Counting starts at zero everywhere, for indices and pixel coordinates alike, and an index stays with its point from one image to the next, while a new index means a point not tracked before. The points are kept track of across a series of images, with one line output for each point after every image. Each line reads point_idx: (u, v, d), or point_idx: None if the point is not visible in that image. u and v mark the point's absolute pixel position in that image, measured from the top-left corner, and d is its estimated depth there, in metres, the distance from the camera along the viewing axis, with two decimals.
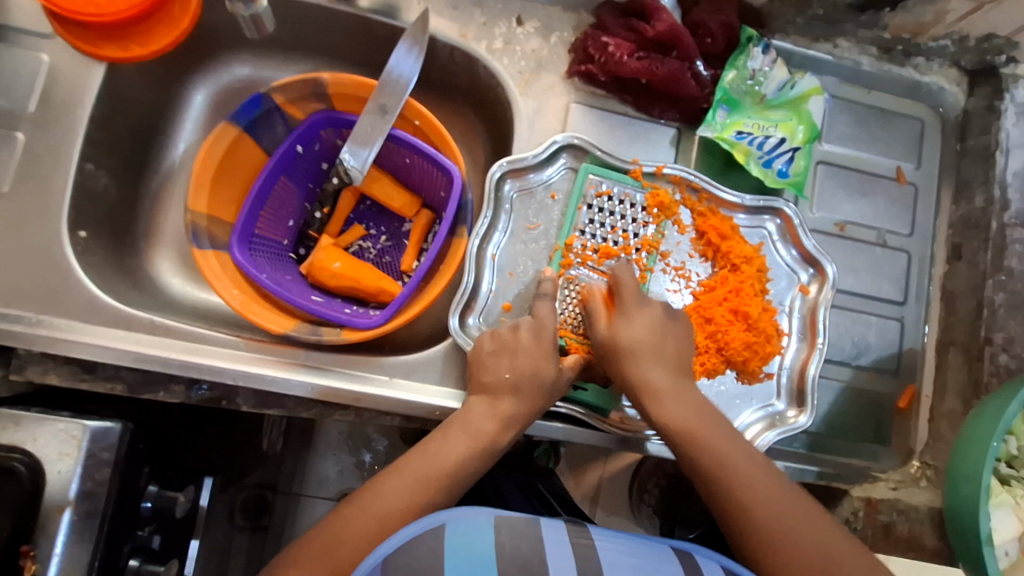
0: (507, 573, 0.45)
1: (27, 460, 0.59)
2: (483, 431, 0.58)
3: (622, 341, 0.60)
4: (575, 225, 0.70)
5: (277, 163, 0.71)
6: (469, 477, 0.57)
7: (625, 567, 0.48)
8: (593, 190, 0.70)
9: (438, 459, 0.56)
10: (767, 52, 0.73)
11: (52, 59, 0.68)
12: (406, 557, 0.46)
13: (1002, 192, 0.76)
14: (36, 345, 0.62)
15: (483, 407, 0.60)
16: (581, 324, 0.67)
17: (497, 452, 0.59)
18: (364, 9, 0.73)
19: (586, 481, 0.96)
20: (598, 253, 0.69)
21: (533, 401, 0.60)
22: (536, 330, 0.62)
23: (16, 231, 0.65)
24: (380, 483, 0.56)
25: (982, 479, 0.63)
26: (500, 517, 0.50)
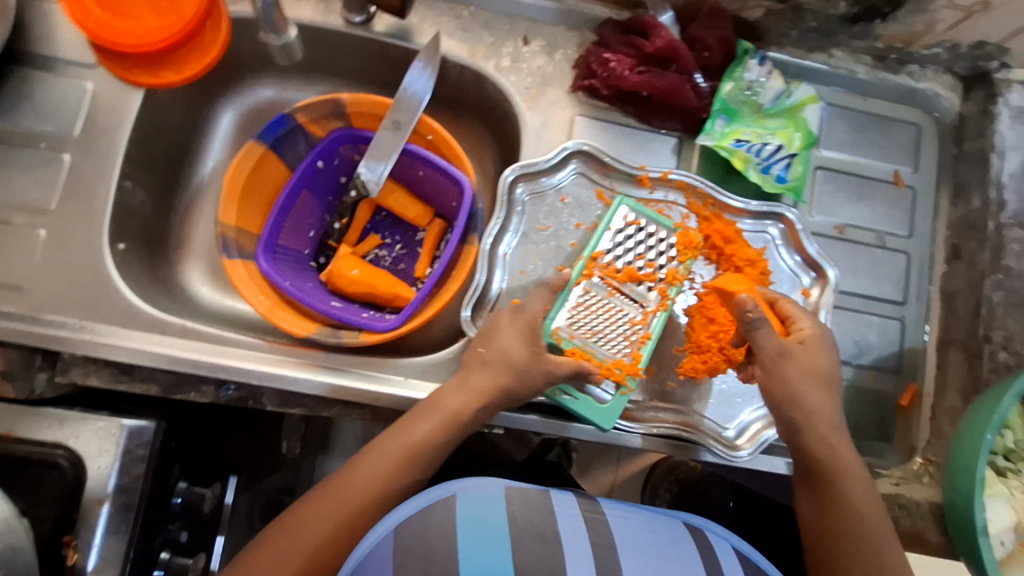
0: (521, 541, 0.50)
1: (69, 456, 0.64)
2: (448, 408, 0.61)
3: (807, 357, 0.64)
4: (601, 244, 0.71)
5: (300, 177, 0.77)
6: (439, 453, 0.61)
7: (639, 540, 0.53)
8: (623, 219, 0.72)
9: (407, 436, 0.60)
10: (763, 64, 0.77)
11: (95, 86, 0.74)
12: (421, 525, 0.50)
13: (998, 193, 0.78)
14: (79, 349, 0.67)
15: (453, 383, 0.63)
16: (575, 330, 0.68)
17: (468, 426, 0.62)
18: (380, 33, 0.78)
19: (600, 482, 1.04)
20: (620, 274, 0.70)
21: (500, 377, 0.62)
22: (521, 332, 0.64)
23: (61, 244, 0.70)
24: (357, 461, 0.59)
25: (976, 471, 0.64)
26: (511, 488, 0.54)
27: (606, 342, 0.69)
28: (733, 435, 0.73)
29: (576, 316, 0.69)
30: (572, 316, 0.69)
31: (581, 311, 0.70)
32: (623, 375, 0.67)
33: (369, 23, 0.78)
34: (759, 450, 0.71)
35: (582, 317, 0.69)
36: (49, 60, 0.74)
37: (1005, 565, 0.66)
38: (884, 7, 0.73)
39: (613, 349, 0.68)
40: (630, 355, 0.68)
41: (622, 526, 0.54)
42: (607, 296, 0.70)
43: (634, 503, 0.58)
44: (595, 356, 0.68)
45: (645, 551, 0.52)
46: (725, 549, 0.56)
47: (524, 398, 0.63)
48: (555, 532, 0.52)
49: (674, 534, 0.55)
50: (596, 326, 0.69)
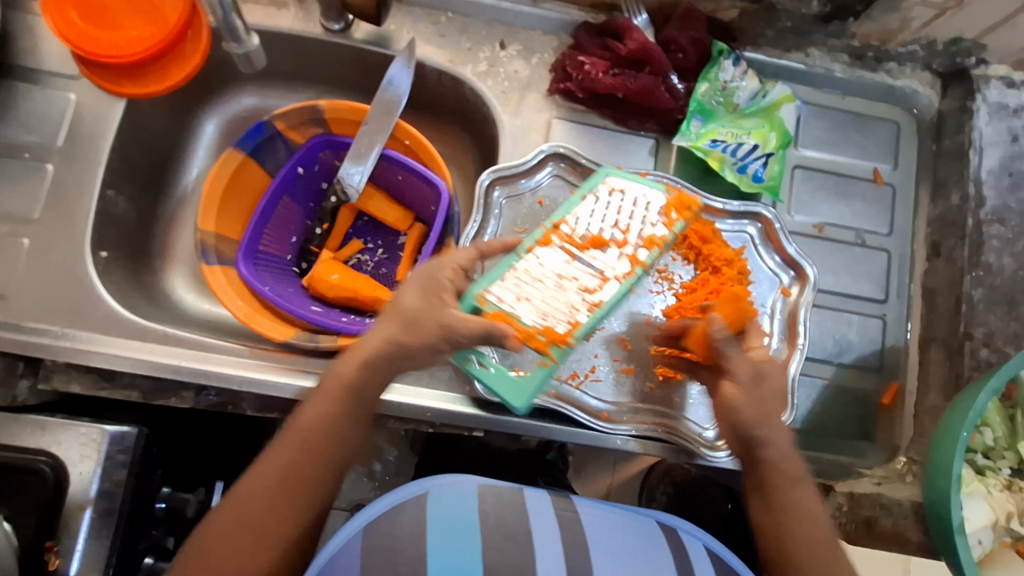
0: (491, 540, 0.51)
1: (52, 462, 0.64)
2: (338, 377, 0.57)
3: (772, 378, 0.60)
4: (572, 212, 0.67)
5: (279, 184, 0.78)
6: (343, 428, 0.56)
7: (610, 538, 0.54)
8: (604, 188, 0.69)
9: (302, 420, 0.55)
10: (738, 64, 0.77)
11: (78, 97, 0.75)
12: (394, 524, 0.51)
13: (977, 189, 0.78)
14: (60, 356, 0.67)
15: (349, 353, 0.58)
16: (504, 293, 0.61)
17: (367, 392, 0.57)
18: (358, 40, 0.79)
19: (595, 487, 1.01)
20: (587, 241, 0.65)
21: (385, 331, 0.57)
22: (416, 282, 0.61)
23: (43, 253, 0.71)
24: (258, 463, 0.54)
25: (952, 469, 0.64)
26: (484, 487, 0.56)
27: (538, 307, 0.61)
28: (713, 436, 0.72)
29: (513, 283, 0.62)
30: (508, 280, 0.62)
31: (522, 277, 0.63)
32: (546, 343, 0.61)
33: (347, 30, 0.79)
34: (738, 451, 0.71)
35: (522, 283, 0.62)
36: (33, 72, 0.75)
37: (982, 564, 0.66)
38: (856, 6, 0.74)
39: (548, 316, 0.61)
40: (568, 323, 0.61)
41: (595, 523, 0.55)
42: (561, 263, 0.64)
43: (607, 502, 0.59)
44: (519, 322, 0.61)
45: (616, 550, 0.53)
46: (696, 549, 0.56)
47: (418, 349, 0.57)
48: (528, 532, 0.52)
49: (647, 534, 0.56)
50: (535, 293, 0.62)
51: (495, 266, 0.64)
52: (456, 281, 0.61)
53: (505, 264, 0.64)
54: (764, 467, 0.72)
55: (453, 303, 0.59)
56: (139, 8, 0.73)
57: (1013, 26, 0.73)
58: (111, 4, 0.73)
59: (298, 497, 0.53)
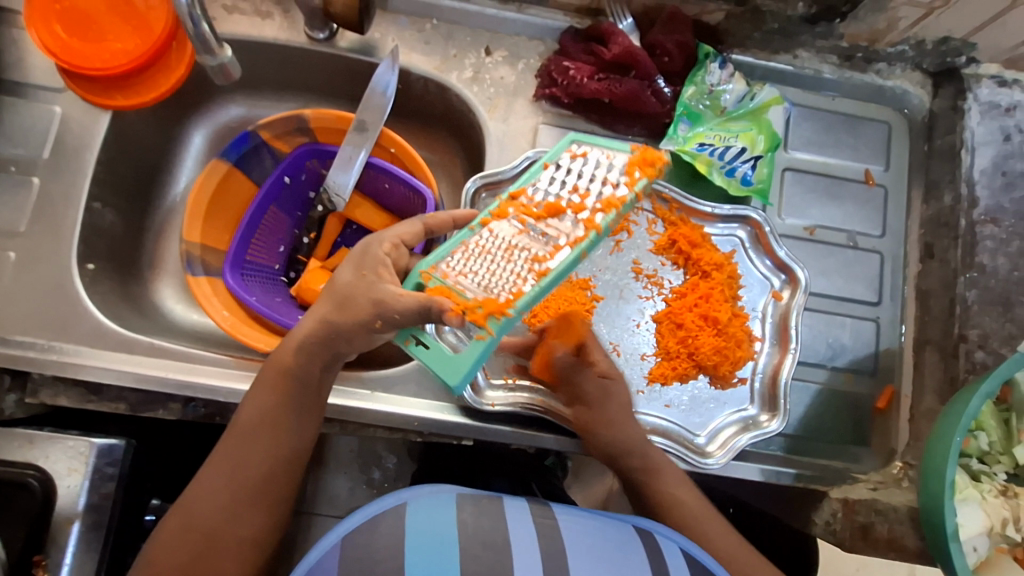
0: (469, 549, 0.50)
1: (40, 476, 0.64)
2: (275, 368, 0.62)
3: (618, 387, 0.68)
4: (533, 180, 0.62)
5: (265, 194, 0.78)
6: (286, 417, 0.61)
7: (590, 545, 0.53)
8: (569, 154, 0.63)
9: (246, 414, 0.61)
10: (724, 67, 0.77)
11: (64, 110, 0.75)
12: (371, 536, 0.50)
13: (969, 189, 0.77)
14: (48, 370, 0.68)
15: (285, 342, 0.63)
16: (453, 270, 0.59)
17: (304, 379, 0.61)
18: (343, 48, 0.79)
19: (595, 493, 0.99)
20: (542, 208, 0.59)
21: (315, 319, 0.61)
22: (354, 258, 0.63)
23: (30, 266, 0.71)
24: (211, 461, 0.60)
25: (945, 474, 0.63)
26: (463, 495, 0.55)
27: (483, 279, 0.58)
28: (704, 442, 0.71)
29: (462, 260, 0.59)
30: (459, 255, 0.60)
31: (473, 252, 0.60)
32: (483, 314, 0.56)
33: (332, 39, 0.79)
34: (730, 458, 0.69)
35: (471, 258, 0.59)
36: (19, 86, 0.75)
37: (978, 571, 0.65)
38: (843, 6, 0.73)
39: (489, 287, 0.57)
40: (510, 292, 0.56)
41: (575, 532, 0.54)
42: (513, 235, 0.59)
43: (588, 510, 0.58)
44: (461, 295, 0.57)
45: (595, 556, 0.51)
46: (672, 550, 0.55)
47: (350, 328, 0.59)
48: (507, 540, 0.51)
49: (626, 539, 0.55)
50: (481, 266, 0.59)
51: (447, 242, 0.62)
52: (394, 255, 0.63)
53: (457, 239, 0.61)
54: (754, 473, 0.72)
55: (395, 279, 0.61)
56: (124, 20, 0.74)
57: (1002, 24, 0.72)
58: (97, 16, 0.73)
59: (249, 486, 0.58)
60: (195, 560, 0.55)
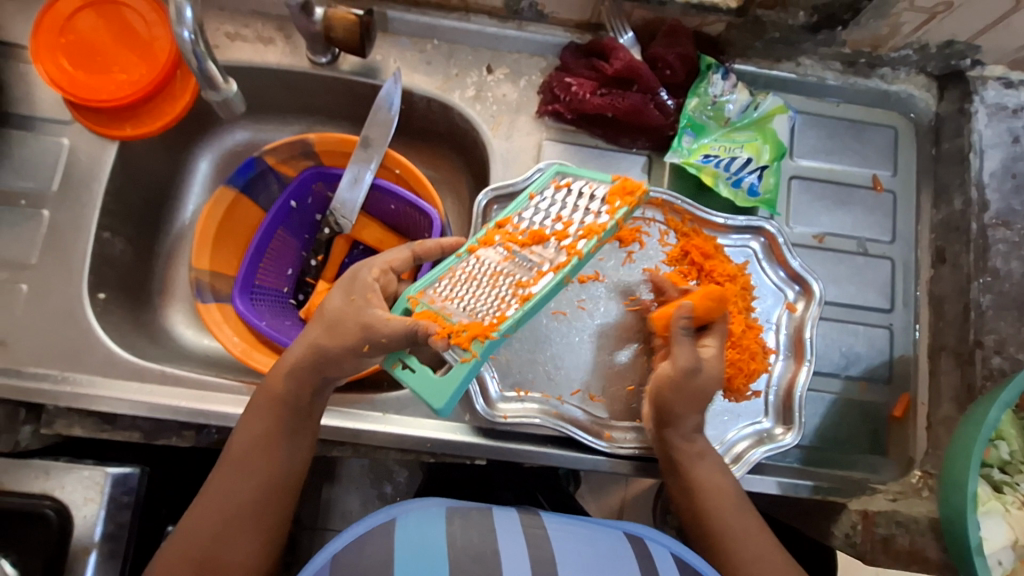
0: (459, 561, 0.49)
1: (56, 506, 0.64)
2: (265, 395, 0.61)
3: (709, 379, 0.64)
4: (519, 210, 0.63)
5: (272, 218, 0.79)
6: (278, 444, 0.60)
7: (578, 550, 0.53)
8: (554, 185, 0.64)
9: (238, 442, 0.60)
10: (727, 78, 0.76)
11: (71, 142, 0.76)
12: (358, 553, 0.51)
13: (979, 193, 0.76)
14: (61, 401, 0.68)
15: (275, 367, 0.63)
16: (438, 295, 0.60)
17: (295, 405, 0.61)
18: (345, 71, 0.80)
19: (609, 503, 1.00)
20: (527, 235, 0.60)
21: (307, 343, 0.62)
22: (342, 284, 0.64)
23: (42, 297, 0.72)
24: (206, 489, 0.59)
25: (967, 487, 0.62)
26: (453, 509, 0.57)
27: (469, 304, 0.58)
28: (718, 455, 0.71)
29: (448, 284, 0.61)
30: (447, 280, 0.61)
31: (459, 277, 0.61)
32: (467, 338, 0.56)
33: (334, 63, 0.79)
34: (745, 471, 0.69)
35: (457, 284, 0.60)
36: (28, 120, 0.76)
37: None
38: (843, 15, 0.73)
39: (474, 312, 0.57)
40: (494, 316, 0.56)
41: (564, 538, 0.55)
42: (498, 261, 0.60)
43: (578, 520, 0.59)
44: (446, 320, 0.58)
45: (583, 559, 0.52)
46: (663, 555, 0.56)
47: (339, 354, 0.60)
48: (495, 550, 0.51)
49: (615, 544, 0.55)
50: (467, 291, 0.59)
51: (437, 267, 0.63)
52: (383, 281, 0.64)
53: (445, 265, 0.62)
54: (772, 486, 0.71)
55: (383, 304, 0.61)
56: (129, 51, 0.75)
57: (1007, 27, 0.71)
58: (103, 49, 0.75)
59: (243, 515, 0.58)
60: None
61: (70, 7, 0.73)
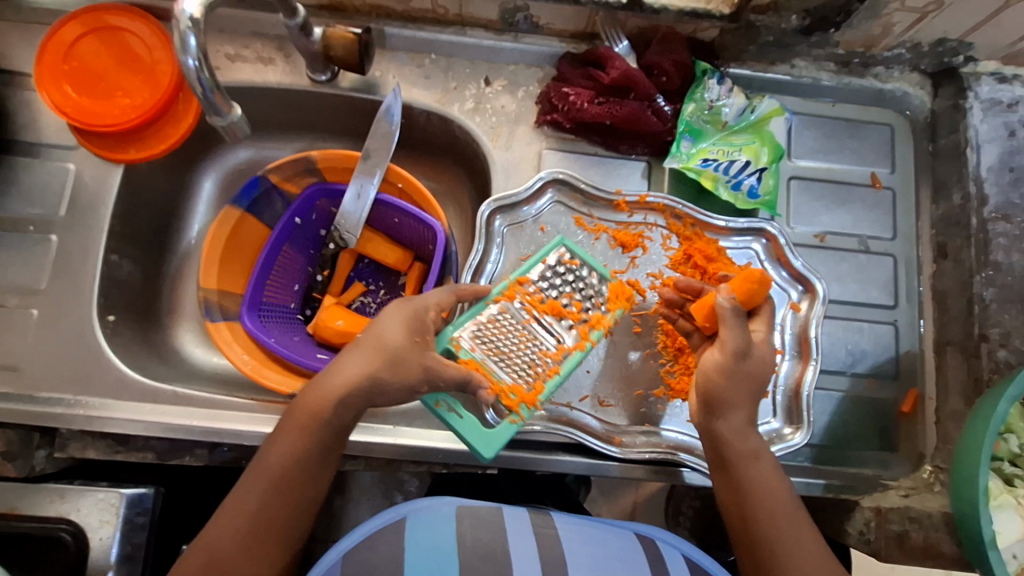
0: (469, 563, 0.52)
1: (72, 529, 0.65)
2: (305, 413, 0.58)
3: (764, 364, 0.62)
4: (533, 273, 0.68)
5: (277, 235, 0.79)
6: (312, 466, 0.58)
7: (588, 552, 0.55)
8: (562, 256, 0.70)
9: (272, 459, 0.57)
10: (722, 82, 0.77)
11: (77, 167, 0.77)
12: (369, 551, 0.53)
13: (978, 188, 0.77)
14: (75, 424, 0.69)
15: (320, 382, 0.59)
16: (477, 344, 0.65)
17: (338, 427, 0.58)
18: (345, 88, 0.81)
19: (619, 507, 1.00)
20: (546, 307, 0.67)
21: (363, 369, 0.59)
22: (400, 314, 0.61)
23: (52, 321, 0.73)
24: (231, 499, 0.57)
25: (978, 482, 0.63)
26: (462, 508, 0.58)
27: (508, 363, 0.65)
28: None
29: (482, 337, 0.65)
30: (479, 330, 0.65)
31: (491, 328, 0.66)
32: (516, 402, 0.63)
33: (334, 80, 0.80)
34: None
35: (490, 336, 0.65)
36: (33, 147, 0.77)
37: None
38: (835, 17, 0.73)
39: (515, 373, 0.64)
40: (533, 383, 0.64)
41: (573, 539, 0.56)
42: (523, 323, 0.67)
43: (588, 518, 0.61)
44: (491, 375, 0.64)
45: (594, 562, 0.54)
46: (676, 558, 0.58)
47: (396, 389, 0.59)
48: (505, 550, 0.54)
49: (625, 546, 0.57)
50: (499, 349, 0.65)
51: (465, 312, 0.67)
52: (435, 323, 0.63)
53: (475, 311, 0.66)
54: None
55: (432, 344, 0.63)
56: (132, 76, 0.76)
57: (997, 23, 0.72)
58: (105, 74, 0.76)
59: (272, 529, 0.56)
60: None
61: (72, 34, 0.74)
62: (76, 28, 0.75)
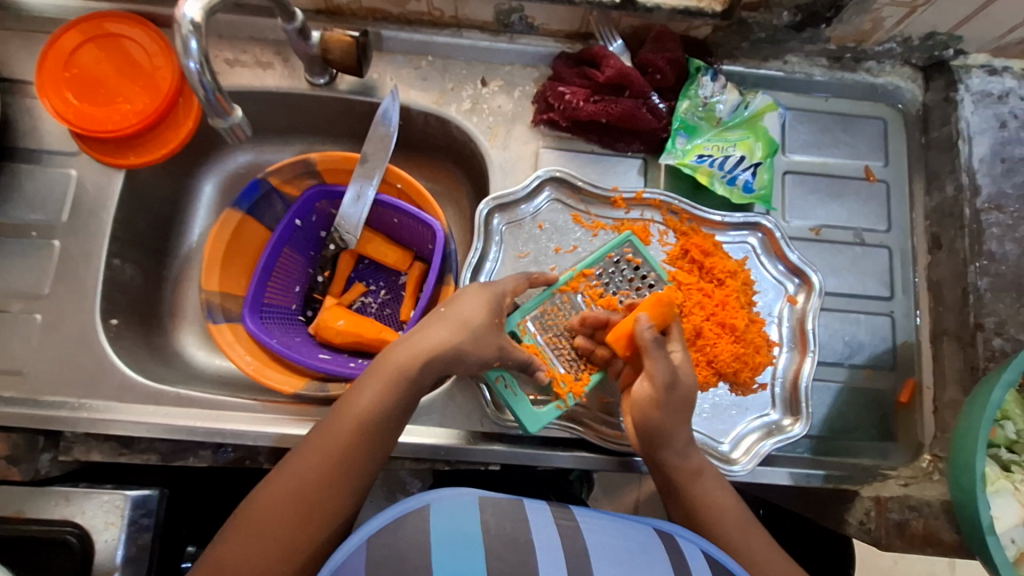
0: (494, 549, 0.52)
1: (78, 532, 0.65)
2: (392, 365, 0.61)
3: (687, 382, 0.63)
4: (597, 266, 0.71)
5: (278, 237, 0.80)
6: (392, 417, 0.59)
7: (612, 546, 0.55)
8: (625, 253, 0.72)
9: (358, 403, 0.59)
10: (716, 79, 0.78)
11: (79, 172, 0.78)
12: (396, 538, 0.52)
13: (970, 178, 0.77)
14: (79, 427, 0.69)
15: (405, 343, 0.62)
16: (542, 331, 0.69)
17: (418, 385, 0.61)
18: (343, 91, 0.81)
19: (623, 503, 1.01)
20: (603, 301, 0.70)
21: (450, 334, 0.62)
22: (475, 291, 0.65)
23: (56, 326, 0.73)
24: (312, 439, 0.58)
25: (976, 468, 0.63)
26: (485, 498, 0.57)
27: (563, 352, 0.69)
28: (728, 448, 0.72)
29: (547, 323, 0.69)
30: (543, 316, 0.69)
31: (553, 315, 0.69)
32: (566, 390, 0.67)
33: (332, 83, 0.81)
34: (755, 463, 0.70)
35: (552, 322, 0.69)
36: (35, 153, 0.78)
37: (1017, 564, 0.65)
38: (826, 12, 0.74)
39: (568, 362, 0.68)
40: (583, 372, 0.68)
41: (595, 532, 0.56)
42: (583, 314, 0.70)
43: (608, 511, 0.60)
44: (548, 361, 0.68)
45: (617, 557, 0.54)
46: (694, 554, 0.57)
47: (475, 360, 0.62)
48: (528, 540, 0.54)
49: (645, 540, 0.57)
50: (559, 337, 0.69)
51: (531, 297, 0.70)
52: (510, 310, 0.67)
53: (542, 296, 0.69)
54: (784, 478, 0.72)
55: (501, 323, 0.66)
56: (132, 82, 0.77)
57: (986, 16, 0.73)
58: (106, 81, 0.76)
59: (349, 470, 0.57)
60: (296, 530, 0.54)
61: (72, 41, 0.75)
62: (76, 35, 0.75)
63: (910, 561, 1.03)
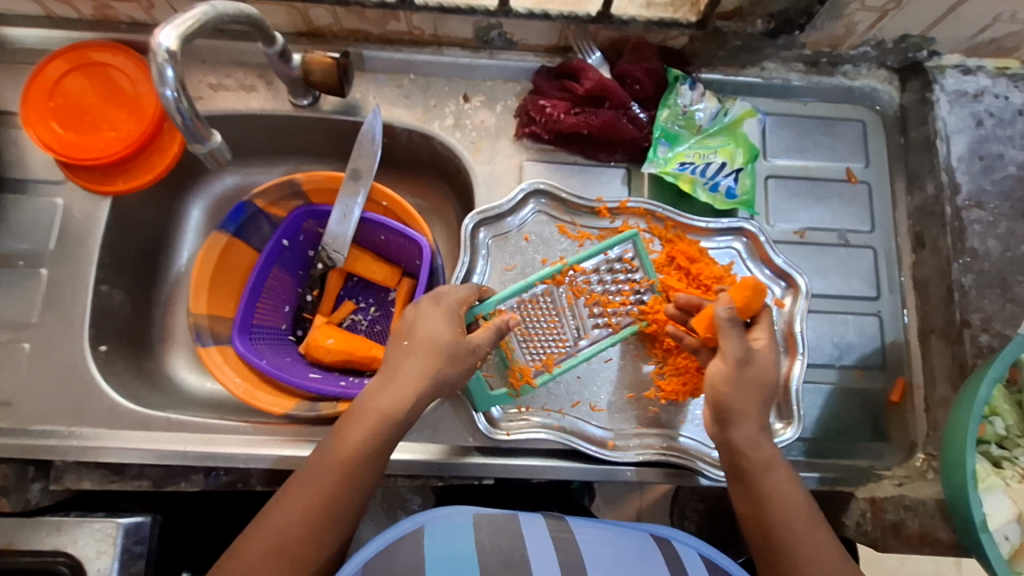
0: (489, 567, 0.52)
1: (69, 562, 0.64)
2: (375, 410, 0.60)
3: (763, 370, 0.63)
4: (588, 263, 0.72)
5: (266, 258, 0.80)
6: (378, 458, 0.59)
7: (609, 556, 0.55)
8: (625, 253, 0.72)
9: (337, 450, 0.58)
10: (695, 88, 0.79)
11: (65, 201, 0.78)
12: (391, 562, 0.52)
13: (950, 177, 0.78)
14: (69, 455, 0.69)
15: (383, 381, 0.61)
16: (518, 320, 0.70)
17: (403, 425, 0.61)
18: (327, 111, 0.82)
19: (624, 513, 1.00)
20: (587, 297, 0.71)
21: (427, 366, 0.62)
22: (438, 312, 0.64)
23: (45, 354, 0.73)
24: (296, 488, 0.57)
25: (967, 466, 0.63)
26: (479, 515, 0.57)
27: (529, 342, 0.70)
28: None
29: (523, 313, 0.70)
30: (520, 305, 0.70)
31: (529, 307, 0.71)
32: (521, 380, 0.70)
33: (316, 104, 0.82)
34: None
35: (528, 311, 0.70)
36: (22, 183, 0.79)
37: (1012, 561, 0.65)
38: (799, 19, 0.75)
39: (532, 354, 0.70)
40: (540, 363, 0.70)
41: (591, 541, 0.56)
42: (562, 307, 0.71)
43: (604, 519, 0.60)
44: (511, 350, 0.70)
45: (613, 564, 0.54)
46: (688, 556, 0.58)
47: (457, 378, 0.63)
48: (523, 557, 0.53)
49: (643, 548, 0.57)
50: (533, 326, 0.70)
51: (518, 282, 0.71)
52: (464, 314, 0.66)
53: (523, 286, 0.70)
54: None
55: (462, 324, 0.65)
56: (117, 109, 0.77)
57: (955, 17, 0.74)
58: (91, 109, 0.77)
59: (336, 519, 0.56)
60: None
61: (56, 71, 0.76)
62: (61, 65, 0.76)
63: (916, 561, 1.02)
